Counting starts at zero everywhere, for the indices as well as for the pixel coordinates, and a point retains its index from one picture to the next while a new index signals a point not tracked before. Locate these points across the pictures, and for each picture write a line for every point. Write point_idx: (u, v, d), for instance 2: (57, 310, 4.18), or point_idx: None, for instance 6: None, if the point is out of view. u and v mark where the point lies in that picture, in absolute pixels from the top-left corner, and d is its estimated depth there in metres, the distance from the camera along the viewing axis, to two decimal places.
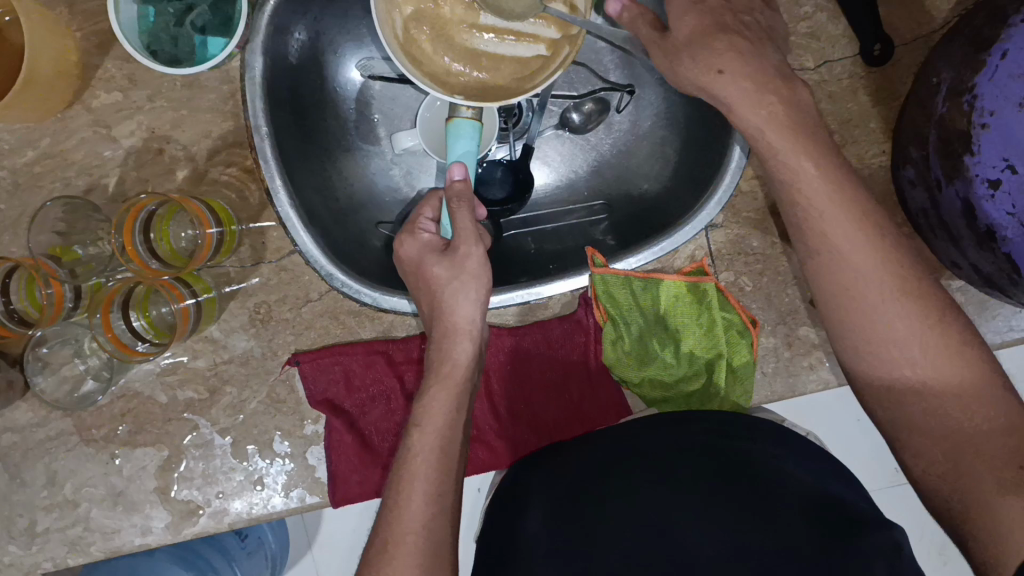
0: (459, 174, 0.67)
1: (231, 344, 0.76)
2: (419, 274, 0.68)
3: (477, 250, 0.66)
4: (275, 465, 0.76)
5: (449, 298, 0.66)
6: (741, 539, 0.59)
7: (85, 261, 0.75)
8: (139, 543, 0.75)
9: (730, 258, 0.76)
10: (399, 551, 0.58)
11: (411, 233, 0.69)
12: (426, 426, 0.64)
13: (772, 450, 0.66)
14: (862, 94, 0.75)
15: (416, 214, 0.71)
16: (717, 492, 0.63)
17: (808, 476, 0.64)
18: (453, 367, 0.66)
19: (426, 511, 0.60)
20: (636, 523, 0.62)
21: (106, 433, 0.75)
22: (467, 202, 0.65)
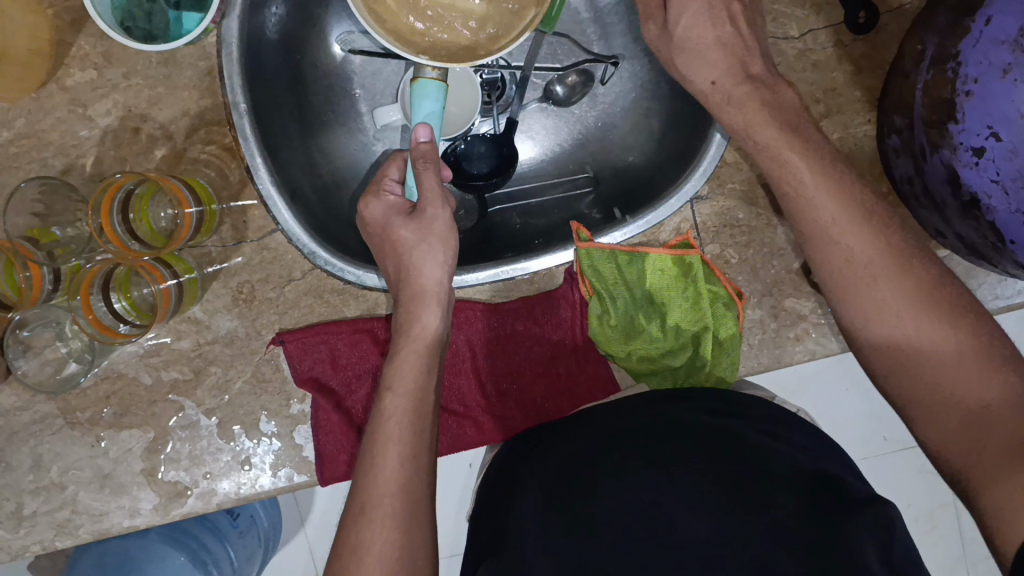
0: (425, 135, 0.66)
1: (215, 325, 0.75)
2: (386, 236, 0.68)
3: (444, 212, 0.67)
4: (262, 445, 0.75)
5: (415, 261, 0.67)
6: (732, 518, 0.60)
7: (63, 243, 0.75)
8: (127, 525, 0.75)
9: (715, 230, 0.75)
10: (375, 513, 0.60)
11: (377, 194, 0.69)
12: (398, 388, 0.64)
13: (761, 425, 0.67)
14: (848, 62, 0.74)
15: (381, 173, 0.71)
16: (707, 471, 0.63)
17: (803, 449, 0.65)
18: (424, 330, 0.67)
19: (400, 472, 0.62)
20: (630, 505, 0.63)
21: (91, 416, 0.75)
22: (434, 163, 0.65)
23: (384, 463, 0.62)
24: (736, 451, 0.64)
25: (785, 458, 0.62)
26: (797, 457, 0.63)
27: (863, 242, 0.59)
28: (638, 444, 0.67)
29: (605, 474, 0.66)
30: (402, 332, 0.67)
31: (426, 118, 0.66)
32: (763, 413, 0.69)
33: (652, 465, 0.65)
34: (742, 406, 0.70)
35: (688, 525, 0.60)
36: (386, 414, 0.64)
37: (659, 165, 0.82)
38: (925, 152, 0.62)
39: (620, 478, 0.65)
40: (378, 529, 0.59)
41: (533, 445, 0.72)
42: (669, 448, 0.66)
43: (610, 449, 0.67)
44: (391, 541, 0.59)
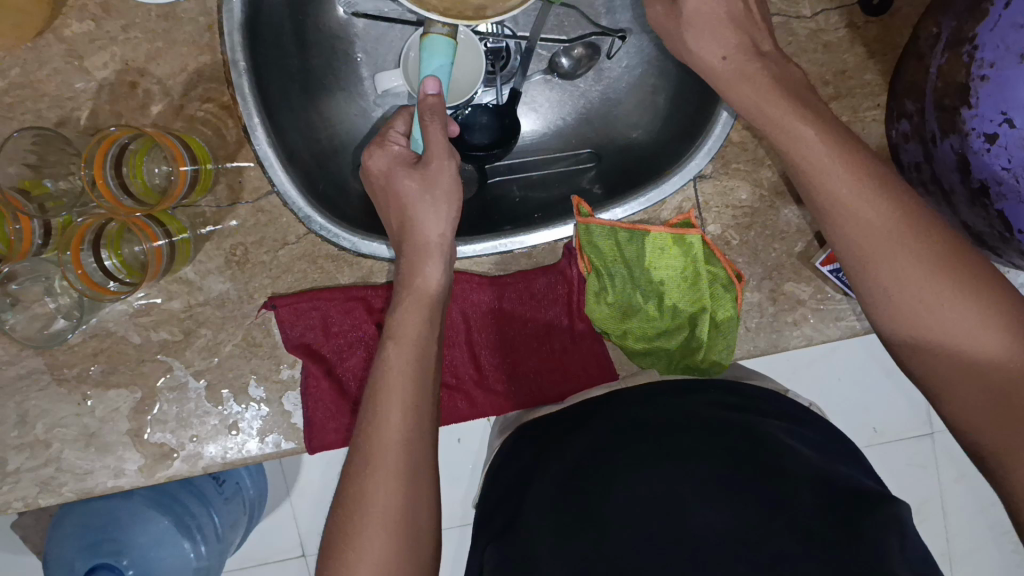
0: (433, 88, 0.66)
1: (207, 286, 0.74)
2: (389, 188, 0.68)
3: (449, 165, 0.67)
4: (250, 410, 0.74)
5: (419, 212, 0.67)
6: (747, 515, 0.60)
7: (56, 197, 0.73)
8: (111, 485, 0.74)
9: (719, 210, 0.74)
10: (379, 464, 0.59)
11: (381, 146, 0.70)
12: (402, 337, 0.64)
13: (780, 423, 0.67)
14: (859, 45, 0.73)
15: (388, 126, 0.71)
16: (724, 466, 0.64)
17: (809, 441, 0.66)
18: (425, 282, 0.66)
19: (406, 424, 0.61)
20: (646, 497, 0.63)
21: (78, 373, 0.74)
22: (440, 116, 0.66)
23: (389, 416, 0.61)
24: (745, 446, 0.64)
25: (790, 452, 0.63)
26: (803, 452, 0.63)
27: (879, 212, 0.56)
28: (646, 438, 0.67)
29: (616, 470, 0.66)
30: (406, 284, 0.66)
31: (435, 71, 0.67)
32: (768, 405, 0.70)
33: (664, 458, 0.65)
34: (751, 399, 0.71)
35: (707, 518, 0.60)
36: (388, 362, 0.63)
37: (663, 143, 0.81)
38: (936, 137, 0.61)
39: (633, 471, 0.65)
40: (383, 483, 0.58)
41: (540, 441, 0.73)
42: (680, 441, 0.66)
43: (619, 445, 0.68)
44: (397, 494, 0.58)
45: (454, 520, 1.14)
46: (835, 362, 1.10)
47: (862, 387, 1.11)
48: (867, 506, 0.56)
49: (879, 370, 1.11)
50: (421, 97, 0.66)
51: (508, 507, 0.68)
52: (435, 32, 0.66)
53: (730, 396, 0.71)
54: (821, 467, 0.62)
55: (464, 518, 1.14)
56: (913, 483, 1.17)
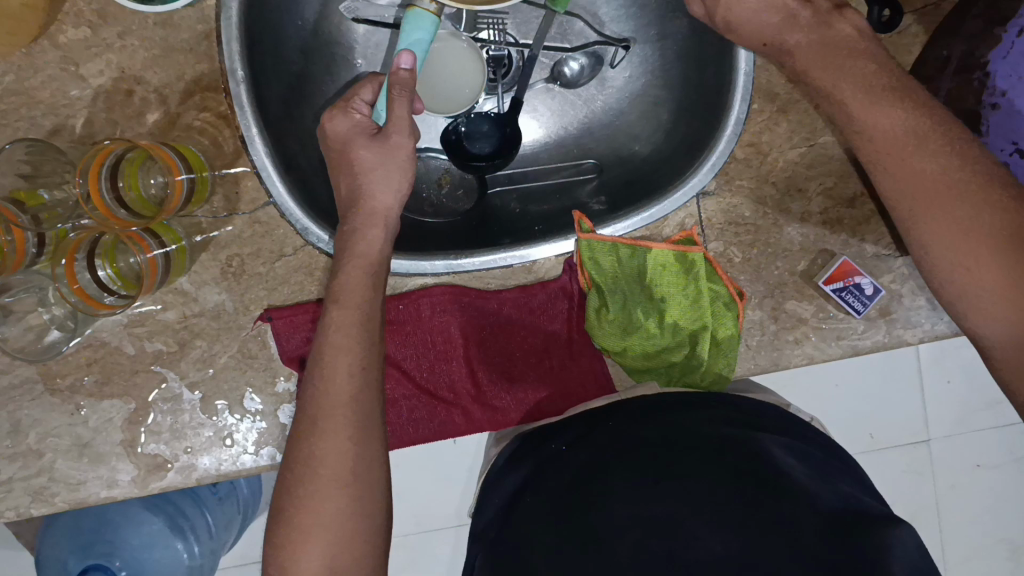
0: (407, 63, 0.61)
1: (203, 297, 0.73)
2: (345, 155, 0.65)
3: (408, 142, 0.65)
4: (245, 422, 0.74)
5: (370, 183, 0.65)
6: (748, 539, 0.58)
7: (50, 207, 0.71)
8: (104, 496, 0.73)
9: (721, 227, 0.74)
10: (329, 424, 0.62)
11: (344, 111, 0.65)
12: (345, 302, 0.64)
13: (782, 441, 0.66)
14: None
15: (352, 91, 0.66)
16: (725, 488, 0.62)
17: (811, 460, 0.64)
18: (369, 248, 0.66)
19: (351, 384, 0.63)
20: (645, 519, 0.62)
21: (71, 383, 0.73)
22: (408, 93, 0.62)
23: (336, 375, 0.63)
24: (747, 464, 0.63)
25: (787, 470, 0.61)
26: (800, 472, 0.62)
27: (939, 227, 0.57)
28: (647, 456, 0.66)
29: (614, 489, 0.65)
30: (345, 246, 0.65)
31: (412, 45, 0.63)
32: (768, 418, 0.69)
33: (662, 478, 0.64)
34: (750, 415, 0.69)
35: (703, 541, 0.59)
36: (331, 326, 0.64)
37: (666, 154, 0.80)
38: None
39: (631, 490, 0.64)
40: (334, 439, 0.62)
41: (535, 448, 0.71)
42: (680, 462, 0.65)
43: (620, 462, 0.66)
44: (345, 464, 0.62)
45: (452, 519, 1.13)
46: (830, 369, 1.11)
47: (858, 395, 1.12)
48: (862, 528, 0.56)
49: (873, 378, 1.12)
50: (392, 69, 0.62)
51: (503, 524, 0.67)
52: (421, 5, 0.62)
53: (733, 407, 0.69)
54: (821, 492, 0.60)
55: (462, 518, 1.13)
56: (909, 490, 1.16)
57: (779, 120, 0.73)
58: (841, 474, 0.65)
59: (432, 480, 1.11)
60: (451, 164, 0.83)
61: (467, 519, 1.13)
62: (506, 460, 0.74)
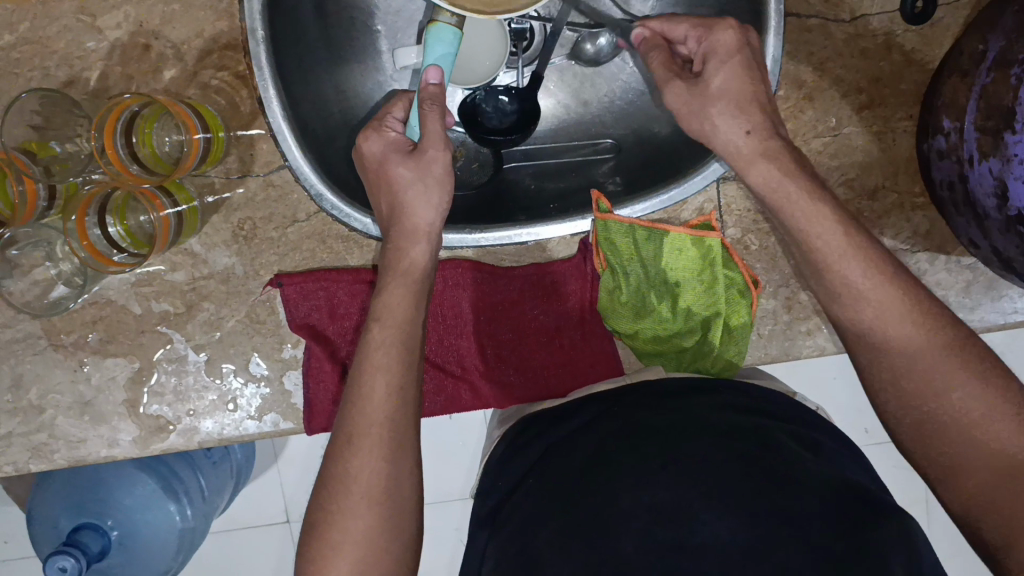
0: (435, 77, 0.65)
1: (213, 260, 0.73)
2: (383, 171, 0.66)
3: (444, 155, 0.65)
4: (250, 387, 0.73)
5: (409, 199, 0.66)
6: (757, 529, 0.57)
7: (61, 159, 0.70)
8: (104, 455, 0.73)
9: (740, 214, 0.73)
10: (366, 440, 0.60)
11: (378, 130, 0.68)
12: (387, 320, 0.64)
13: (789, 429, 0.65)
14: (897, 53, 0.71)
15: (386, 111, 0.69)
16: (733, 472, 0.61)
17: (820, 450, 0.64)
18: (413, 265, 0.66)
19: (388, 399, 0.61)
20: (650, 504, 0.61)
21: (75, 340, 0.72)
22: (440, 106, 0.64)
23: (374, 395, 0.61)
24: (755, 452, 0.62)
25: (800, 464, 0.60)
26: (808, 461, 0.61)
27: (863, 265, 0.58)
28: (654, 439, 0.65)
29: (619, 474, 0.64)
30: (390, 267, 0.66)
31: (437, 60, 0.65)
32: (775, 405, 0.69)
33: (668, 462, 0.63)
34: (759, 402, 0.69)
35: (710, 527, 0.58)
36: (372, 343, 0.63)
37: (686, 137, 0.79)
38: (972, 158, 0.59)
39: (639, 476, 0.63)
40: (362, 456, 0.60)
41: (541, 436, 0.71)
42: (687, 446, 0.64)
43: (625, 445, 0.66)
44: (379, 469, 0.60)
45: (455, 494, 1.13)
46: (834, 363, 1.12)
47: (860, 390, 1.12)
48: (876, 521, 0.55)
49: None
50: (423, 85, 0.65)
51: (510, 508, 0.67)
52: (441, 20, 0.65)
53: (743, 399, 0.68)
54: (830, 484, 0.59)
55: (465, 493, 1.14)
56: (901, 485, 1.17)
57: (805, 108, 0.72)
58: (849, 470, 0.64)
59: (433, 456, 1.11)
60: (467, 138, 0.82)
61: (470, 495, 1.13)
62: (513, 441, 0.73)
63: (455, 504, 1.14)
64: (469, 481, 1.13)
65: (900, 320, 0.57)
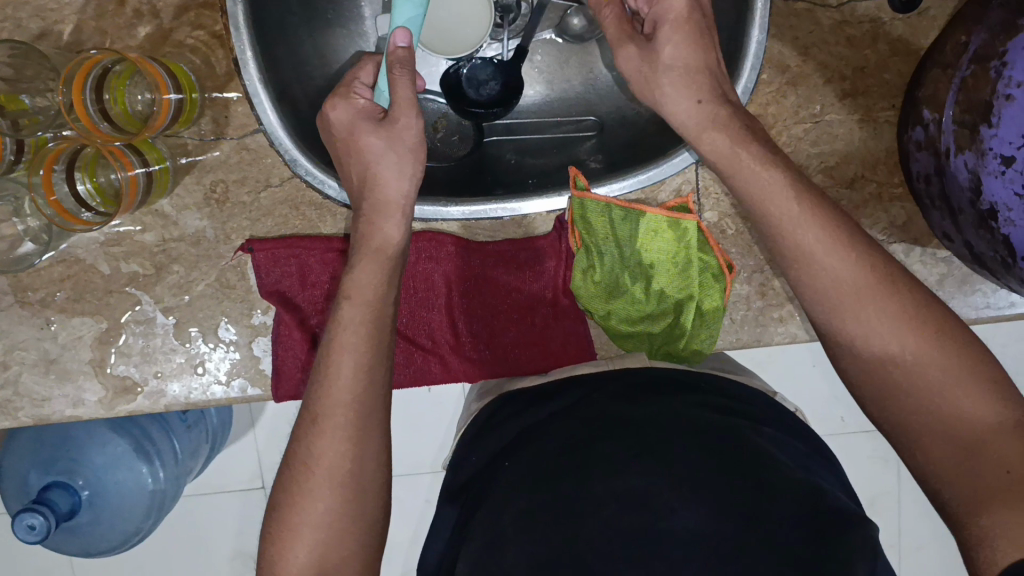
0: (403, 39, 0.63)
1: (183, 222, 0.72)
2: (351, 142, 0.64)
3: (417, 122, 0.63)
4: (218, 351, 0.73)
5: (380, 170, 0.64)
6: (720, 524, 0.57)
7: (31, 114, 0.68)
8: (69, 414, 0.73)
9: (717, 197, 0.72)
10: (328, 422, 0.59)
11: (345, 97, 0.65)
12: (355, 299, 0.62)
13: (760, 427, 0.65)
14: (882, 41, 0.70)
15: (353, 77, 0.67)
16: (702, 472, 0.61)
17: (786, 446, 0.64)
18: (384, 241, 0.64)
19: (355, 384, 0.60)
20: (622, 493, 0.61)
21: (42, 297, 0.72)
22: (409, 70, 0.62)
23: (340, 374, 0.60)
24: (726, 449, 0.62)
25: (770, 458, 0.61)
26: (781, 457, 0.62)
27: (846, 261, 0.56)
28: (629, 430, 0.65)
29: (590, 462, 0.63)
30: (362, 242, 0.64)
31: (406, 22, 0.64)
32: (747, 401, 0.70)
33: (642, 453, 0.63)
34: (734, 399, 0.69)
35: (680, 515, 0.59)
36: (342, 321, 0.62)
37: (669, 118, 0.78)
38: (949, 151, 0.59)
39: (611, 464, 0.63)
40: (331, 439, 0.59)
41: (517, 417, 0.70)
42: (662, 435, 0.64)
43: (598, 434, 0.65)
44: (343, 449, 0.59)
45: (425, 466, 1.13)
46: (818, 353, 1.12)
47: (835, 380, 1.14)
48: (842, 517, 0.55)
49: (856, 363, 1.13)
50: (391, 48, 0.63)
51: (480, 484, 0.67)
52: None
53: (714, 398, 0.68)
54: (800, 483, 0.59)
55: (436, 465, 1.14)
56: (870, 476, 1.18)
57: (788, 93, 0.71)
58: (815, 461, 0.64)
59: (407, 427, 1.12)
60: (448, 109, 0.81)
61: (441, 468, 1.14)
62: (483, 425, 0.73)
63: (424, 477, 1.14)
64: (441, 454, 1.13)
65: (870, 303, 0.55)
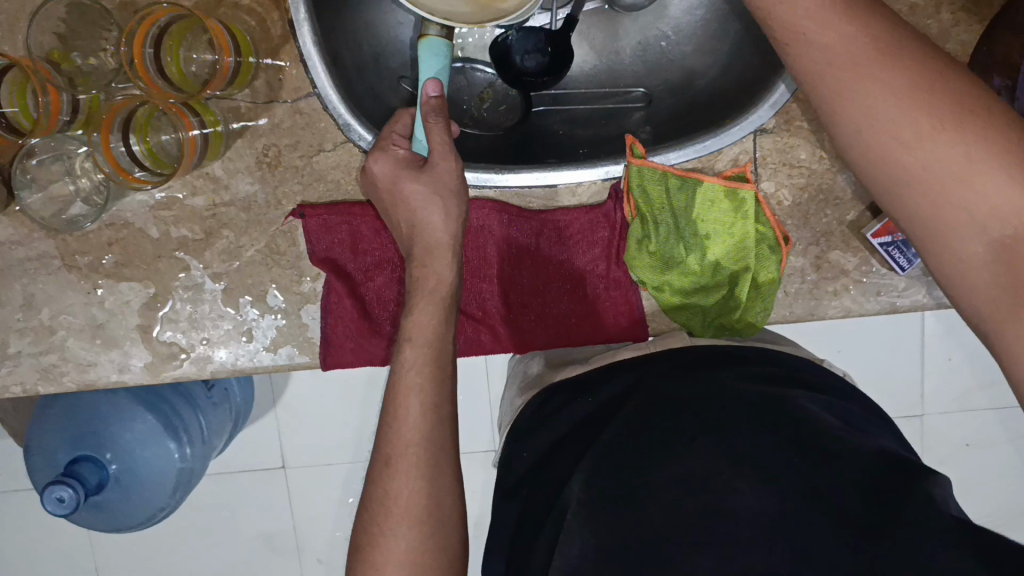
0: (433, 90, 0.65)
1: (234, 186, 0.71)
2: (394, 193, 0.65)
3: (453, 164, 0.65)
4: (266, 319, 0.72)
5: (423, 211, 0.65)
6: (784, 503, 0.56)
7: (84, 73, 0.67)
8: (116, 379, 0.73)
9: (775, 167, 0.71)
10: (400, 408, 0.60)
11: (383, 150, 0.66)
12: (417, 339, 0.62)
13: (817, 397, 0.64)
14: (947, 11, 0.69)
15: (388, 129, 0.67)
16: (762, 445, 0.59)
17: (842, 414, 0.63)
18: (439, 281, 0.65)
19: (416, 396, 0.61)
20: (683, 474, 0.59)
21: (90, 262, 0.71)
22: (442, 116, 0.64)
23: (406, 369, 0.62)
24: (783, 419, 0.60)
25: (824, 427, 0.59)
26: (832, 424, 0.60)
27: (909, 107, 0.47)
28: (684, 407, 0.63)
29: (650, 445, 0.62)
30: (417, 285, 0.65)
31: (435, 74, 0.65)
32: (804, 373, 0.69)
33: (696, 434, 0.61)
34: (788, 370, 0.68)
35: (741, 497, 0.57)
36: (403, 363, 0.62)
37: (723, 90, 0.77)
38: None
39: (669, 444, 0.61)
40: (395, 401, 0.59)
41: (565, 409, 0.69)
42: (714, 412, 0.62)
43: (654, 415, 0.64)
44: None
45: (482, 443, 1.15)
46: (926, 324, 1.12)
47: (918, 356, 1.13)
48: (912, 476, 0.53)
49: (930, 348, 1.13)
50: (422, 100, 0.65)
51: (551, 460, 0.67)
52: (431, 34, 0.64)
53: (769, 374, 0.67)
54: (862, 443, 0.57)
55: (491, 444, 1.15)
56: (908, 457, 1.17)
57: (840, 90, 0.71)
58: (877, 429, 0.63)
59: (467, 404, 1.12)
60: (496, 79, 0.81)
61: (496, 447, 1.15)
62: (533, 417, 0.73)
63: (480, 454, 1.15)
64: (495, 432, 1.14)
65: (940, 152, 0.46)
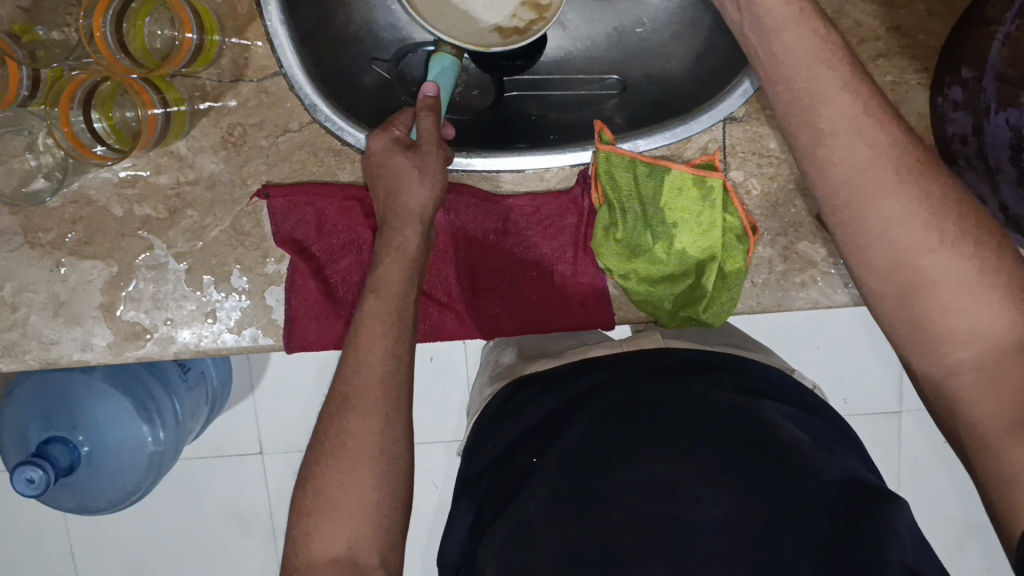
0: (431, 90, 0.65)
1: (199, 165, 0.70)
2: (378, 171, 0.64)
3: (439, 152, 0.65)
4: (230, 300, 0.71)
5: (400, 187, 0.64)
6: (746, 515, 0.55)
7: (46, 46, 0.66)
8: (78, 358, 0.72)
9: (744, 156, 0.71)
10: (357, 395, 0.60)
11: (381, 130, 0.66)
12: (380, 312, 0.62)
13: (783, 407, 0.63)
14: (919, 2, 0.69)
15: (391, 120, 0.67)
16: (726, 454, 0.59)
17: (807, 426, 0.63)
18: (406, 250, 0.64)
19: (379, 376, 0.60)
20: (646, 480, 0.58)
21: (53, 239, 0.70)
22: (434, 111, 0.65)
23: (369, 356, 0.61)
24: (749, 430, 0.60)
25: (787, 441, 0.59)
26: (797, 437, 0.60)
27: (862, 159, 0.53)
28: (649, 412, 0.63)
29: (614, 446, 0.61)
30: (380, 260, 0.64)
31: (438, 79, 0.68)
32: (769, 382, 0.68)
33: (662, 439, 0.61)
34: (756, 379, 0.68)
35: (702, 505, 0.56)
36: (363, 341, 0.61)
37: (698, 79, 0.77)
38: (989, 109, 0.57)
39: (632, 447, 0.61)
40: None
41: (531, 407, 0.68)
42: (679, 416, 0.62)
43: (619, 417, 0.63)
44: None
45: (449, 433, 1.14)
46: (861, 324, 1.11)
47: (883, 352, 1.12)
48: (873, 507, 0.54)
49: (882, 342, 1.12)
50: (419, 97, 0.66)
51: (507, 451, 0.66)
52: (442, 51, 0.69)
53: (736, 380, 0.66)
54: (826, 464, 0.58)
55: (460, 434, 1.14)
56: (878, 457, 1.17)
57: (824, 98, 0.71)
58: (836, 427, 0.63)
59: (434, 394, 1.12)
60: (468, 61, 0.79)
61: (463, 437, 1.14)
62: (496, 410, 0.72)
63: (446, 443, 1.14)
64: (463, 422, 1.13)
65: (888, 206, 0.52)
